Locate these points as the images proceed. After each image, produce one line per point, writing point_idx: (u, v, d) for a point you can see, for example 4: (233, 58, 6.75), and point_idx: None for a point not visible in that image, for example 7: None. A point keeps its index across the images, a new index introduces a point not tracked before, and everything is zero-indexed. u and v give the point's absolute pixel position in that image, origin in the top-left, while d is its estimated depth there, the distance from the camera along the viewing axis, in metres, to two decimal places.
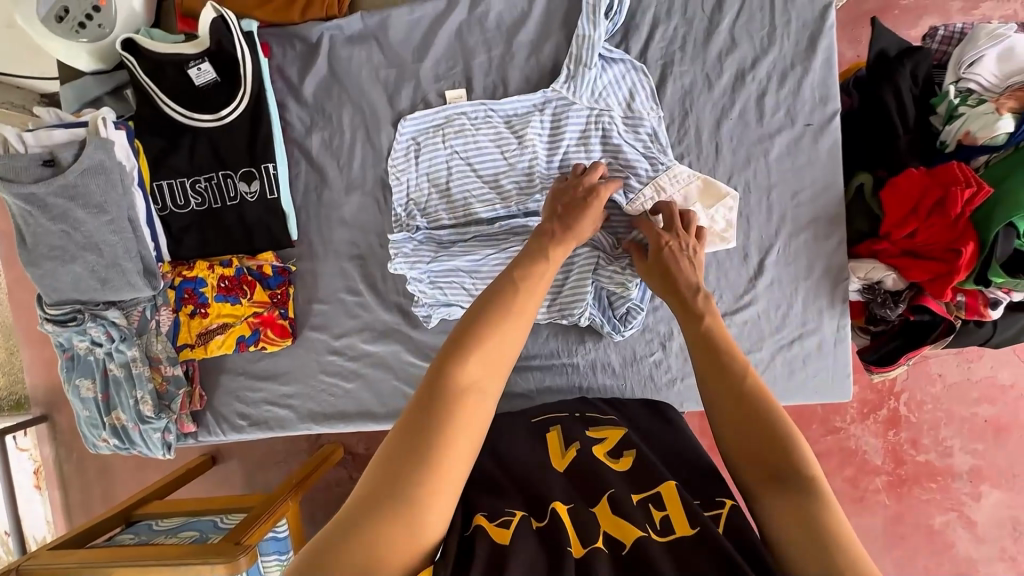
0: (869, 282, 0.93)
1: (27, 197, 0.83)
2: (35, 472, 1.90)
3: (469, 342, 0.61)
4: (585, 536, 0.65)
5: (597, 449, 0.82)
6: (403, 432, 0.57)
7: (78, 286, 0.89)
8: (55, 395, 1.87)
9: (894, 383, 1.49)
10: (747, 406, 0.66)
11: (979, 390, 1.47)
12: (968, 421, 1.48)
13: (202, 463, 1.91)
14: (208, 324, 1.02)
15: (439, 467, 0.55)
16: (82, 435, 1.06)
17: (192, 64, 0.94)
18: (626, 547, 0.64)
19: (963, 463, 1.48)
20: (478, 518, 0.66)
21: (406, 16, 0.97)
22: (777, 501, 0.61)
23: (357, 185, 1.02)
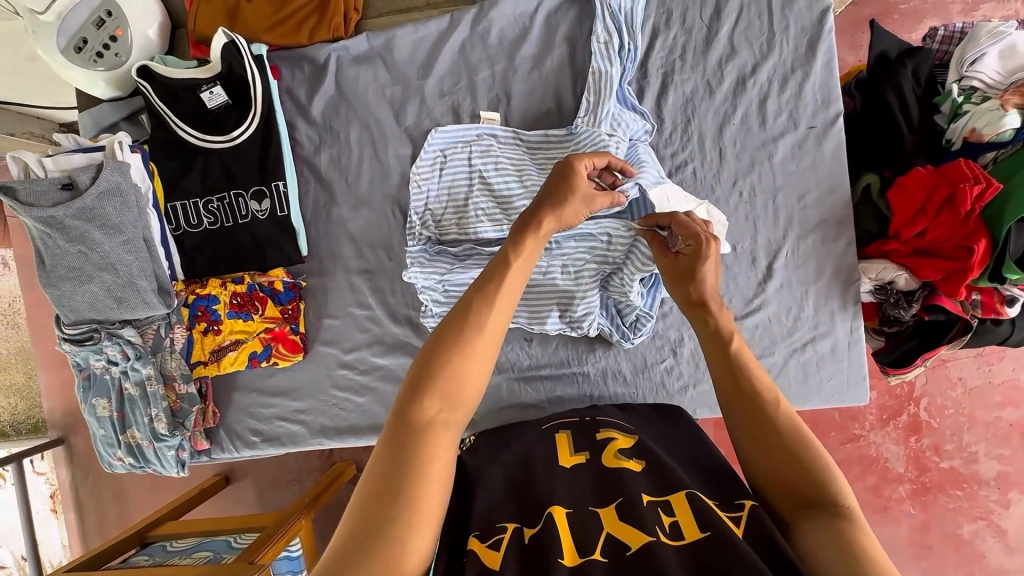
0: (880, 283, 0.93)
1: (46, 220, 0.85)
2: (52, 495, 1.92)
3: (440, 361, 0.61)
4: (581, 549, 0.64)
5: (606, 452, 0.81)
6: (379, 468, 0.56)
7: (94, 306, 0.90)
8: (71, 418, 1.90)
9: (913, 388, 1.47)
10: (775, 434, 0.66)
11: (1002, 393, 1.44)
12: (992, 425, 1.44)
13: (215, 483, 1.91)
14: (221, 341, 1.03)
15: (419, 492, 0.55)
16: (98, 454, 1.07)
17: (204, 87, 0.97)
18: (631, 547, 0.64)
19: (990, 469, 1.44)
20: (472, 541, 0.67)
21: (410, 35, 0.99)
22: (812, 526, 0.61)
23: (365, 201, 1.04)
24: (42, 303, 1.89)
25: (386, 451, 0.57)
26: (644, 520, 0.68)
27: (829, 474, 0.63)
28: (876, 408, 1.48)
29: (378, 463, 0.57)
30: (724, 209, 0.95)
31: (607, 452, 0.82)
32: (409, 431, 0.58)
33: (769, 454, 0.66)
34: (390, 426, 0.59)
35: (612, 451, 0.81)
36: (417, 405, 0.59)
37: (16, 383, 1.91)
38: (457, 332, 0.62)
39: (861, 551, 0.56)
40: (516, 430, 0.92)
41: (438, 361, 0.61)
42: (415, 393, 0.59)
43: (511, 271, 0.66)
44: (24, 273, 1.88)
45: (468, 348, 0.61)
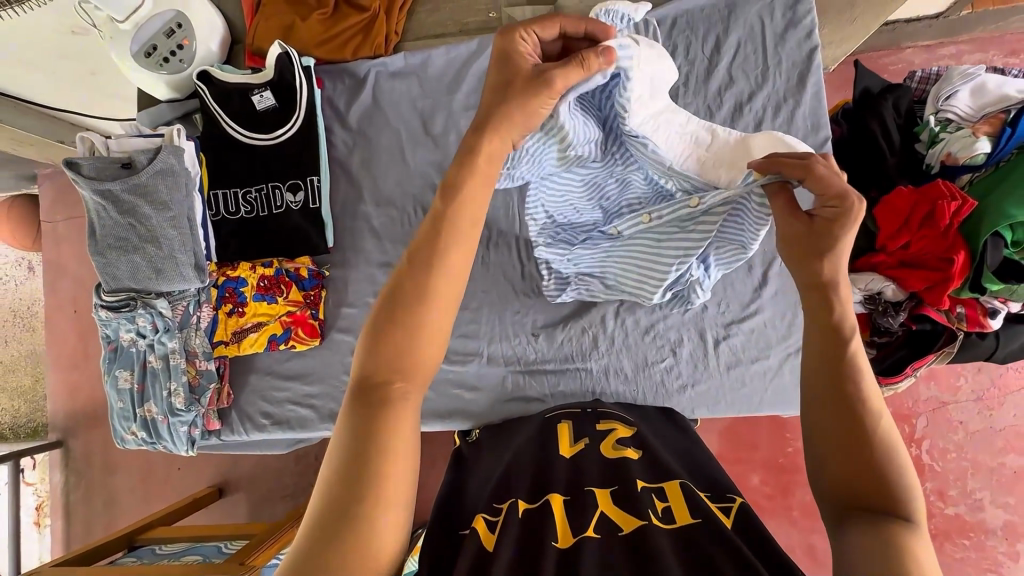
0: (869, 293, 0.98)
1: (103, 193, 0.94)
2: (37, 507, 1.93)
3: (393, 333, 0.56)
4: (575, 526, 0.67)
5: (604, 443, 0.85)
6: (348, 441, 0.52)
7: (135, 275, 0.98)
8: (73, 420, 1.91)
9: (915, 430, 1.49)
10: (858, 425, 0.57)
11: (1004, 439, 1.46)
12: (996, 471, 1.46)
13: (207, 495, 1.84)
14: (243, 323, 1.09)
15: (381, 476, 0.51)
16: (113, 428, 1.11)
17: (256, 92, 1.08)
18: (622, 530, 0.66)
19: (997, 518, 1.44)
20: (477, 522, 0.69)
21: (444, 56, 1.11)
22: (859, 516, 0.53)
23: (391, 201, 1.12)
24: (60, 306, 1.94)
25: (348, 430, 0.53)
26: (637, 504, 0.70)
27: (896, 487, 0.54)
28: None
29: (339, 445, 0.53)
30: None
31: (605, 442, 0.85)
32: (369, 403, 0.54)
33: (834, 444, 0.57)
34: (351, 404, 0.55)
35: (611, 443, 0.85)
36: (377, 380, 0.55)
37: (25, 384, 1.98)
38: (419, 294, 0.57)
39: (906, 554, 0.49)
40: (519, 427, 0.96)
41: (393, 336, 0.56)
42: (374, 369, 0.55)
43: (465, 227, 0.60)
44: (48, 276, 1.94)
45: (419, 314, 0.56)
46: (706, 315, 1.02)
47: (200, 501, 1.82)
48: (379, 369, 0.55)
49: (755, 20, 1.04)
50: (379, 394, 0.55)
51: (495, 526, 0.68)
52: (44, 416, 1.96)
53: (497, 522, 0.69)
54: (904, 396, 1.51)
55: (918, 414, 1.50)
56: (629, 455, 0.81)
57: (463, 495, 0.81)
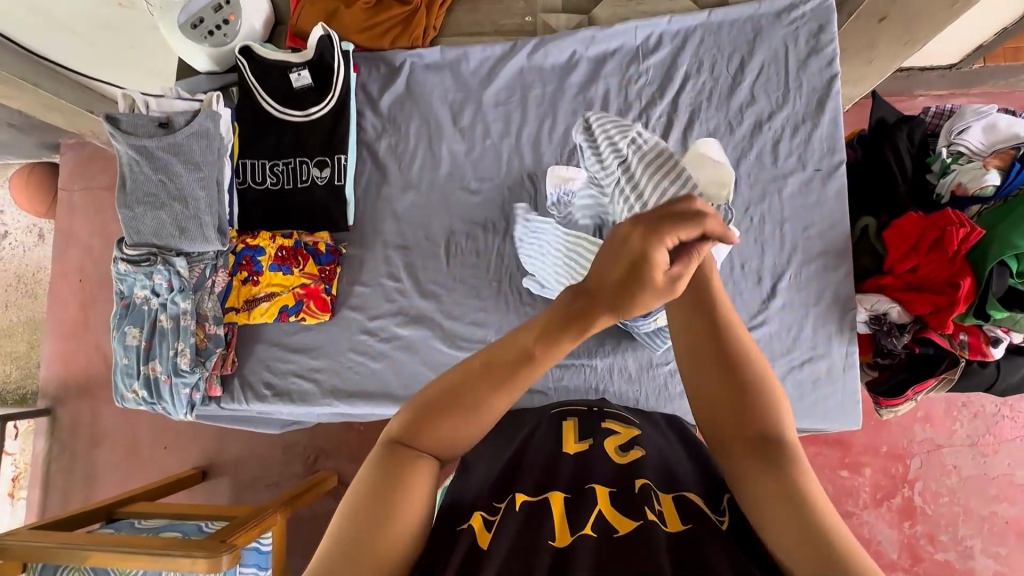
0: (875, 314, 1.01)
1: (138, 148, 0.97)
2: (13, 479, 1.85)
3: (455, 401, 0.57)
4: (574, 523, 0.63)
5: (609, 441, 0.79)
6: (384, 479, 0.53)
7: (159, 232, 1.00)
8: (64, 389, 1.89)
9: (908, 470, 1.49)
10: (730, 386, 0.59)
11: (998, 487, 1.46)
12: (987, 520, 1.45)
13: (190, 477, 1.77)
14: (256, 291, 1.10)
15: (397, 526, 0.51)
16: (115, 384, 1.11)
17: (294, 69, 1.12)
18: (619, 531, 0.61)
19: (985, 567, 1.43)
20: (474, 519, 0.65)
21: (478, 53, 1.15)
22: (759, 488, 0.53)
23: (414, 186, 1.15)
24: (66, 273, 1.92)
25: (378, 472, 0.54)
26: (635, 504, 0.65)
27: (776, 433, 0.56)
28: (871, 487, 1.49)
29: (368, 478, 0.54)
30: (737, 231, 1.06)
31: (608, 442, 0.79)
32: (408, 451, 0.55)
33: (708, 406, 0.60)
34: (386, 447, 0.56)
35: (615, 442, 0.79)
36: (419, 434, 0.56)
37: (20, 350, 1.95)
38: (487, 372, 0.57)
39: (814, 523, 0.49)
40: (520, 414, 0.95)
41: (446, 402, 0.57)
42: (417, 425, 0.56)
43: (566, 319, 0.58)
44: (57, 243, 1.93)
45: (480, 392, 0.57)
46: None
47: (182, 483, 1.75)
48: (426, 429, 0.56)
49: (779, 44, 1.08)
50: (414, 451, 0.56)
51: (493, 524, 0.65)
52: (35, 384, 1.93)
53: (493, 519, 0.65)
54: (899, 435, 1.51)
55: (912, 455, 1.49)
56: (634, 456, 0.75)
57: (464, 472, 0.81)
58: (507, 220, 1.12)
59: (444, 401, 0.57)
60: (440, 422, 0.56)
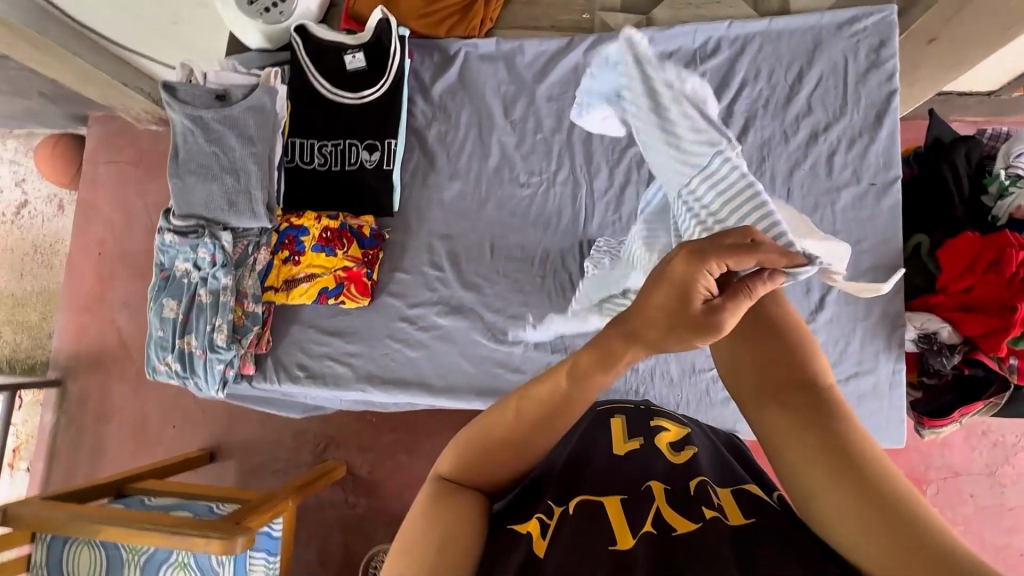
0: (924, 332, 0.99)
1: (194, 118, 0.99)
2: (15, 449, 1.86)
3: (502, 440, 0.54)
4: (632, 521, 0.55)
5: (662, 438, 0.70)
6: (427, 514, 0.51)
7: (208, 204, 1.01)
8: (77, 361, 1.87)
9: (926, 496, 1.48)
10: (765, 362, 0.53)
11: (1015, 519, 1.45)
12: (1003, 550, 1.44)
13: (197, 458, 1.75)
14: (297, 272, 1.09)
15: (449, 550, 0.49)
16: (148, 356, 1.10)
17: (350, 51, 1.11)
18: (678, 531, 0.52)
19: None
20: (531, 522, 0.56)
21: (534, 47, 1.15)
22: (820, 482, 0.46)
23: (461, 176, 1.14)
24: (85, 245, 1.91)
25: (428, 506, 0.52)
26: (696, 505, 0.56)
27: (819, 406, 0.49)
28: None
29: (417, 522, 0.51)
30: None
31: (660, 441, 0.70)
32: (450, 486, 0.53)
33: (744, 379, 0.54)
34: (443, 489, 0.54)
35: (670, 437, 0.70)
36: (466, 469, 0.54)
37: (32, 319, 1.92)
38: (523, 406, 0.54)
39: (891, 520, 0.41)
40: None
41: (486, 443, 0.54)
42: (466, 465, 0.54)
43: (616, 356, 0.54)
44: (79, 215, 1.92)
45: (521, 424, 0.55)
46: None
47: (187, 463, 1.73)
48: (468, 467, 0.54)
49: (839, 56, 1.07)
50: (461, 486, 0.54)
51: (551, 525, 0.55)
52: (46, 354, 1.91)
53: (550, 524, 0.55)
54: (917, 460, 1.49)
55: (929, 481, 1.48)
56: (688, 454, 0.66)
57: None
58: (553, 215, 1.11)
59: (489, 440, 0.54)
60: (477, 457, 0.54)
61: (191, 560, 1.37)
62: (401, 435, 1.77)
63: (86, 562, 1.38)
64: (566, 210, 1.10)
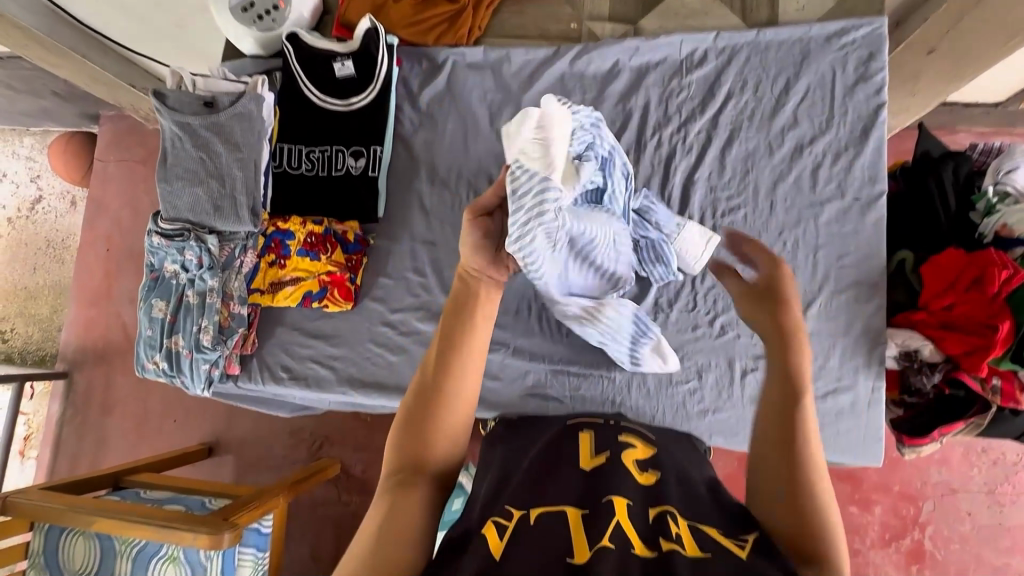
0: (905, 349, 0.98)
1: (182, 124, 1.02)
2: (25, 438, 1.93)
3: (416, 422, 0.61)
4: (590, 534, 0.57)
5: (628, 457, 0.74)
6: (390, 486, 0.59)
7: (194, 208, 1.04)
8: (82, 354, 1.92)
9: (920, 513, 1.45)
10: (787, 412, 0.65)
11: (1012, 539, 1.42)
12: (998, 570, 1.42)
13: (195, 452, 1.79)
14: (282, 275, 1.11)
15: (392, 554, 0.53)
16: (137, 354, 1.13)
17: (338, 59, 1.12)
18: (635, 551, 0.55)
19: None
20: (488, 526, 0.58)
21: (521, 56, 1.15)
22: (773, 496, 0.61)
23: (446, 183, 1.15)
24: (93, 242, 1.96)
25: (381, 507, 0.57)
26: (651, 531, 0.59)
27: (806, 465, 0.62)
28: (880, 527, 1.46)
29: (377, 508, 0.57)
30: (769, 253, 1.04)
31: (626, 458, 0.74)
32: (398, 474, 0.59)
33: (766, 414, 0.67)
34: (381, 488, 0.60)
35: (632, 457, 0.74)
36: (399, 458, 0.60)
37: (43, 314, 1.98)
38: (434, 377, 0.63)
39: (793, 527, 0.58)
40: (536, 421, 0.93)
41: (418, 436, 0.61)
42: (402, 460, 0.60)
43: (478, 315, 0.66)
44: (88, 211, 1.97)
45: (445, 399, 0.62)
46: (738, 344, 1.03)
47: (186, 458, 1.76)
48: (404, 460, 0.60)
49: (827, 68, 1.06)
50: (402, 479, 0.59)
51: (509, 530, 0.57)
52: (54, 347, 1.96)
53: (510, 526, 0.58)
54: (912, 476, 1.47)
55: (925, 498, 1.45)
56: (651, 477, 0.70)
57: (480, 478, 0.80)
58: None
59: (422, 432, 0.61)
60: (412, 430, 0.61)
61: (181, 554, 1.39)
62: None
63: (81, 552, 1.42)
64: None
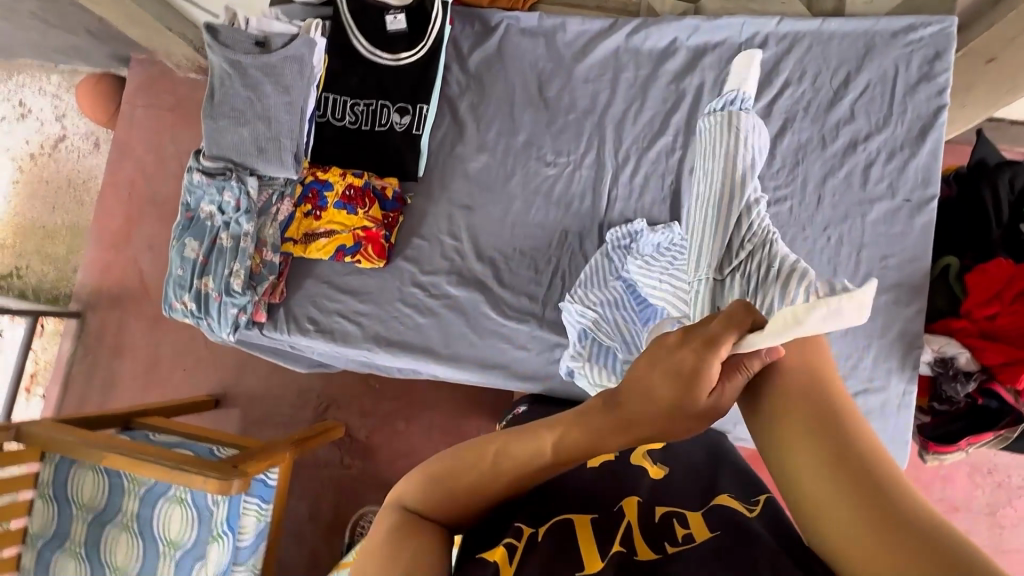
0: (941, 356, 0.97)
1: (233, 62, 1.01)
2: (32, 375, 1.93)
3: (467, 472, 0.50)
4: (600, 542, 0.54)
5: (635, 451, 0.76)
6: (395, 533, 0.47)
7: (238, 148, 1.04)
8: (97, 296, 1.92)
9: None
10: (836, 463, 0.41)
11: (1009, 563, 1.42)
12: None
13: (204, 402, 1.80)
14: (316, 227, 1.10)
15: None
16: (166, 294, 1.13)
17: (391, 12, 1.09)
18: (638, 556, 0.53)
19: None
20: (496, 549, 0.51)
21: (577, 26, 1.13)
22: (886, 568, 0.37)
23: (489, 149, 1.14)
24: (115, 186, 1.95)
25: (386, 534, 0.47)
26: (657, 532, 0.57)
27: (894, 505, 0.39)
28: None
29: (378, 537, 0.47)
30: (812, 249, 1.03)
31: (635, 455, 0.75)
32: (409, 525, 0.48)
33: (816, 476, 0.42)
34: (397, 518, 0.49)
35: (641, 455, 0.75)
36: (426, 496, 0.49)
37: (59, 253, 1.98)
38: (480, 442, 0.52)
39: None
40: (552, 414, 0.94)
41: (456, 489, 0.49)
42: (431, 497, 0.49)
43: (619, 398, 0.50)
44: (112, 154, 1.96)
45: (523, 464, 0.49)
46: None
47: (195, 406, 1.77)
48: (433, 502, 0.49)
49: (890, 64, 1.04)
50: (417, 518, 0.48)
51: (518, 550, 0.51)
52: (69, 287, 1.96)
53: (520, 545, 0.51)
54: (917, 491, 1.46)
55: None
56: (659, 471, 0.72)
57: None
58: (577, 197, 1.10)
59: (462, 485, 0.49)
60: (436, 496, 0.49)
61: (188, 497, 1.38)
62: (401, 405, 1.78)
63: (89, 486, 1.43)
64: (588, 196, 1.09)
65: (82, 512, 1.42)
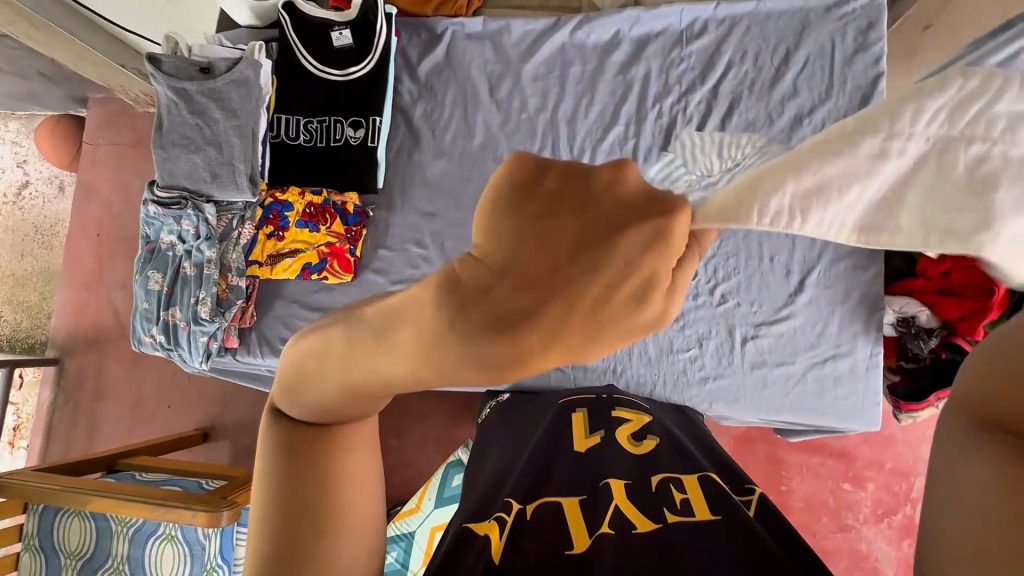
0: (903, 316, 1.00)
1: (178, 90, 1.01)
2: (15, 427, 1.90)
3: (316, 414, 0.43)
4: (589, 523, 0.57)
5: (621, 432, 0.74)
6: (295, 459, 0.44)
7: (191, 175, 1.03)
8: (74, 341, 1.89)
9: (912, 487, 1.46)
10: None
11: None
12: None
13: (192, 436, 1.77)
14: (281, 247, 1.10)
15: (321, 529, 0.44)
16: (133, 328, 1.11)
17: (335, 29, 1.09)
18: (637, 531, 0.55)
19: None
20: (490, 525, 0.55)
21: (521, 27, 1.14)
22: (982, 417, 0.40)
23: (448, 153, 1.15)
24: (83, 227, 1.92)
25: (280, 464, 0.44)
26: (653, 499, 0.60)
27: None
28: (873, 502, 1.46)
29: (270, 462, 0.44)
30: None
31: (620, 435, 0.74)
32: (303, 448, 0.44)
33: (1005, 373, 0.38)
34: (281, 442, 0.44)
35: (626, 430, 0.75)
36: (298, 462, 0.44)
37: (31, 301, 1.94)
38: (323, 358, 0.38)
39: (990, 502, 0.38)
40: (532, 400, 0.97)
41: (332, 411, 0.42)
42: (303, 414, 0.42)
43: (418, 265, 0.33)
44: (78, 196, 1.93)
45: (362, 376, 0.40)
46: (738, 312, 1.04)
47: (182, 442, 1.74)
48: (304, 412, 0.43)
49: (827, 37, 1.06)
50: (312, 438, 0.44)
51: (507, 527, 0.55)
52: (43, 334, 1.92)
53: (508, 523, 0.56)
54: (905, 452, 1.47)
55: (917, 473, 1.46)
56: (650, 444, 0.72)
57: (478, 455, 0.79)
58: None
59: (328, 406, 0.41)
60: (307, 406, 0.41)
61: (179, 533, 1.36)
62: None
63: (76, 533, 1.39)
64: None
65: (70, 561, 1.39)
